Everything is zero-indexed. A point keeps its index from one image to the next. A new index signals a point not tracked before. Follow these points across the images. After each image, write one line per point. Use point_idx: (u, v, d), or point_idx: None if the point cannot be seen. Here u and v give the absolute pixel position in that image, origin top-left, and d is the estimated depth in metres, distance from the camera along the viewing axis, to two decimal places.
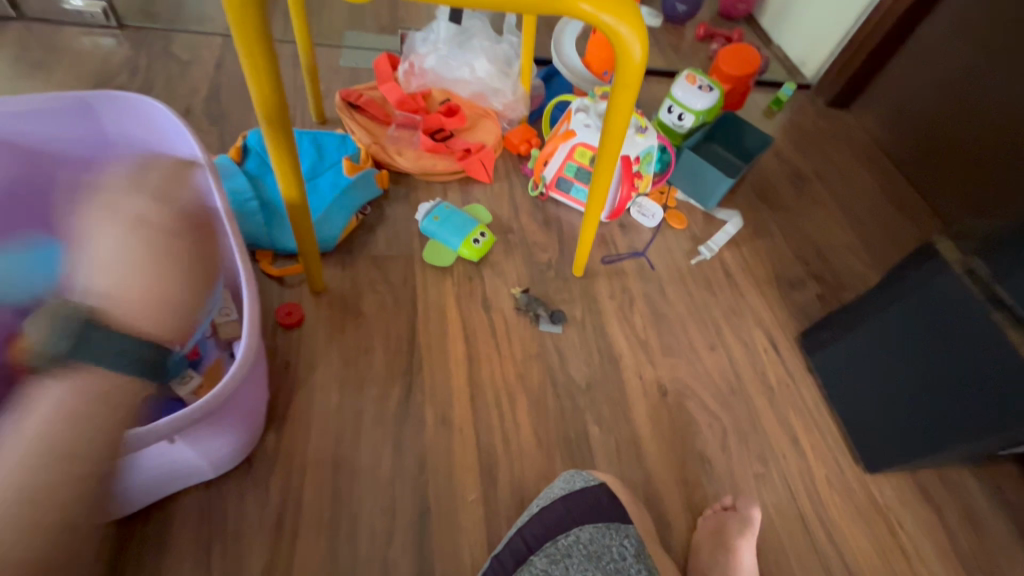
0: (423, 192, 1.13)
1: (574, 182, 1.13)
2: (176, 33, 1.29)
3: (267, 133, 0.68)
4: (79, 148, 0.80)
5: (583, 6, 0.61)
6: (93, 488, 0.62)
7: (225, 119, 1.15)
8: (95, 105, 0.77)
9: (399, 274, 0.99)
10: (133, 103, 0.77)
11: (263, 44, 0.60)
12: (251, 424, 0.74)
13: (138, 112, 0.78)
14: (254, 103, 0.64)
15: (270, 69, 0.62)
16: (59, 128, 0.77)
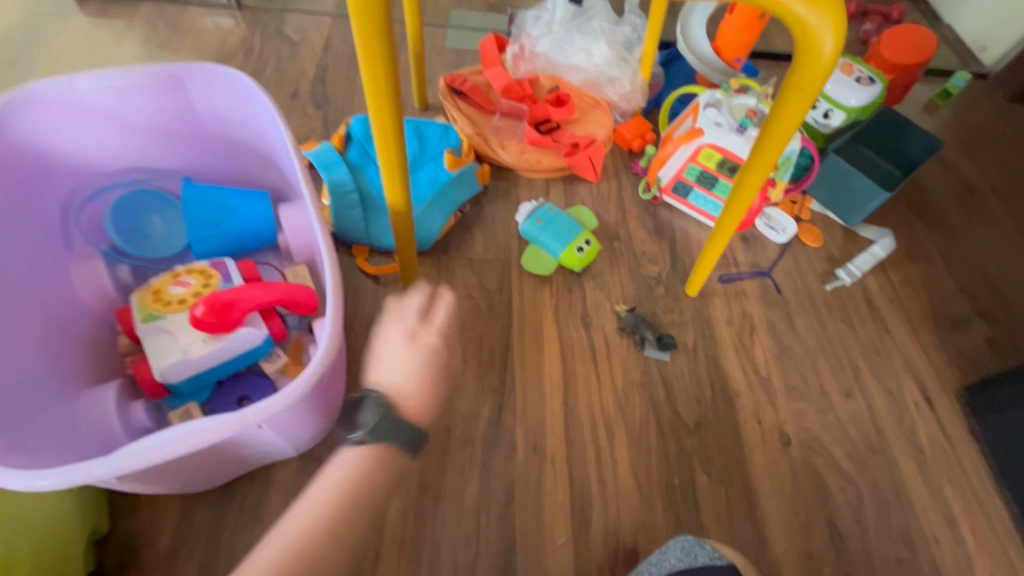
0: (524, 188, 1.05)
1: (693, 187, 1.00)
2: (288, 13, 1.28)
3: (376, 129, 0.62)
4: (166, 122, 0.80)
5: None
6: (180, 467, 0.61)
7: (330, 102, 1.13)
8: (180, 78, 0.75)
9: (495, 279, 0.92)
10: (218, 77, 0.75)
11: (382, 33, 0.53)
12: (328, 411, 0.71)
13: (223, 87, 0.76)
14: (367, 95, 0.59)
15: (387, 61, 0.55)
16: (143, 101, 0.76)
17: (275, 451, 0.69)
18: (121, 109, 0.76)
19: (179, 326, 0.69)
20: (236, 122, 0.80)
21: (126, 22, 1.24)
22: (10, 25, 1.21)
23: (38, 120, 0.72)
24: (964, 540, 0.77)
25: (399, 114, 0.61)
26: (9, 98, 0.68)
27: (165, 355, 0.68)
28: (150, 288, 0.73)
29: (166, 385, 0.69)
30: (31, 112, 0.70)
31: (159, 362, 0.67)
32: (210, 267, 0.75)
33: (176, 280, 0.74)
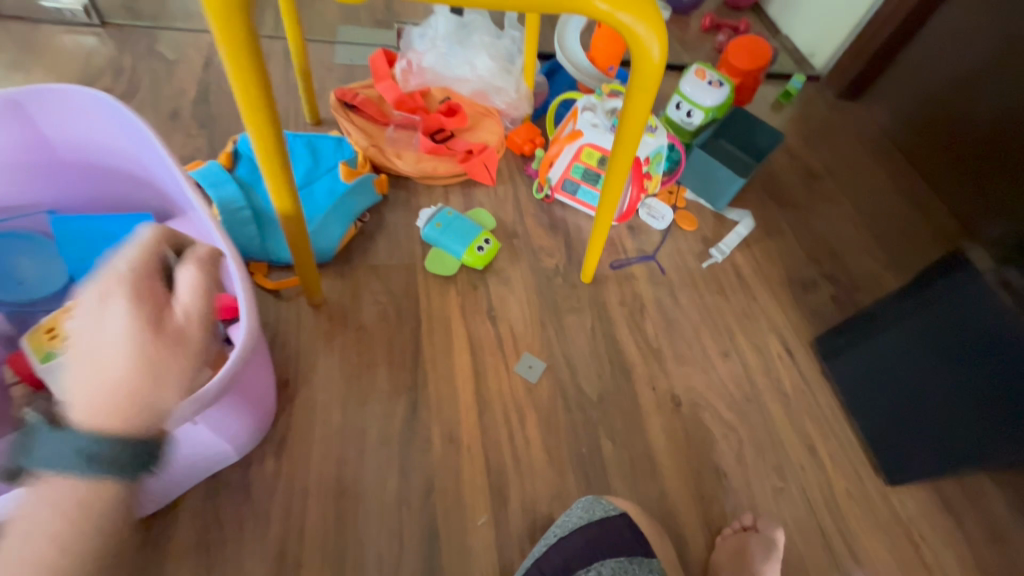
0: (424, 195, 1.09)
1: (580, 184, 1.08)
2: (161, 30, 1.23)
3: (255, 138, 0.62)
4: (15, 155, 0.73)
5: (599, 4, 0.56)
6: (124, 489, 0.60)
7: (215, 120, 1.10)
8: (24, 105, 0.69)
9: (401, 284, 0.95)
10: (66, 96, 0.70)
11: (247, 45, 0.54)
12: (258, 411, 0.70)
13: (72, 107, 0.71)
14: (240, 106, 0.59)
15: (256, 71, 0.56)
16: None
17: (208, 459, 0.67)
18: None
19: None
20: (98, 145, 0.75)
21: None
22: None
23: None
24: (825, 465, 0.90)
25: (277, 125, 0.62)
26: None
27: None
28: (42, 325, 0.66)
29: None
30: None
31: None
32: None
33: None
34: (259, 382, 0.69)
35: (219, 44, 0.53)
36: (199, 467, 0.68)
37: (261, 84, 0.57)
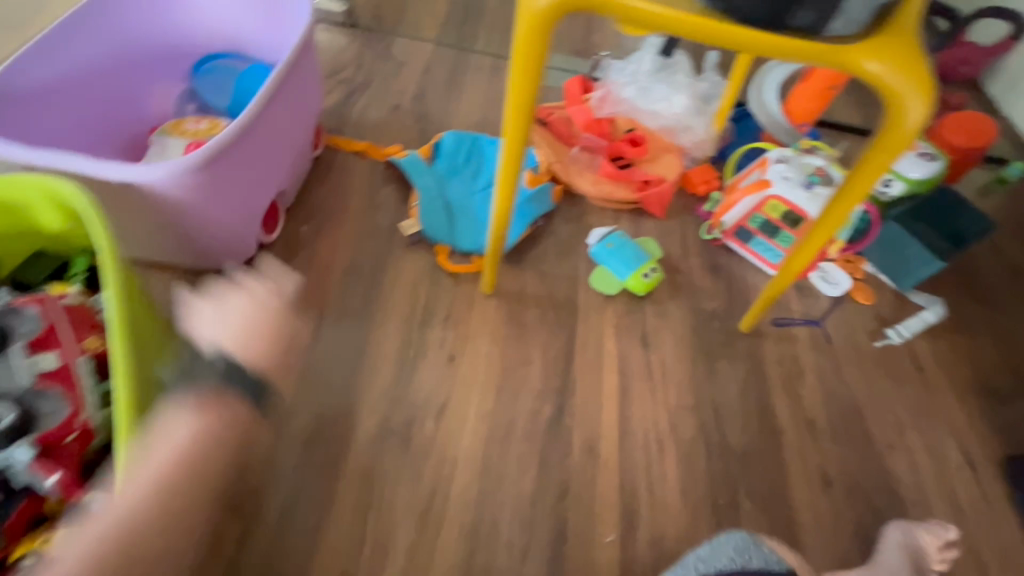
0: (595, 215, 1.14)
1: (755, 234, 1.07)
2: (396, 37, 1.42)
3: (505, 141, 0.70)
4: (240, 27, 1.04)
5: (868, 64, 0.56)
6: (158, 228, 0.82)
7: (426, 119, 1.24)
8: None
9: (563, 292, 1.00)
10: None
11: (533, 59, 0.61)
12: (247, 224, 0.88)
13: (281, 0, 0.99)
14: (507, 110, 0.67)
15: (531, 82, 0.64)
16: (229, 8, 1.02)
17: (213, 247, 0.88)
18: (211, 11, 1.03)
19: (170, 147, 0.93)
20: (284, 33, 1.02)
21: None
22: None
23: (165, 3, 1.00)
24: None
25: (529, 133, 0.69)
26: None
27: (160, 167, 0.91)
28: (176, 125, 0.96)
29: None
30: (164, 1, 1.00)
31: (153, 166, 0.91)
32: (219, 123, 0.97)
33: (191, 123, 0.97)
34: (275, 172, 0.92)
35: (515, 58, 0.62)
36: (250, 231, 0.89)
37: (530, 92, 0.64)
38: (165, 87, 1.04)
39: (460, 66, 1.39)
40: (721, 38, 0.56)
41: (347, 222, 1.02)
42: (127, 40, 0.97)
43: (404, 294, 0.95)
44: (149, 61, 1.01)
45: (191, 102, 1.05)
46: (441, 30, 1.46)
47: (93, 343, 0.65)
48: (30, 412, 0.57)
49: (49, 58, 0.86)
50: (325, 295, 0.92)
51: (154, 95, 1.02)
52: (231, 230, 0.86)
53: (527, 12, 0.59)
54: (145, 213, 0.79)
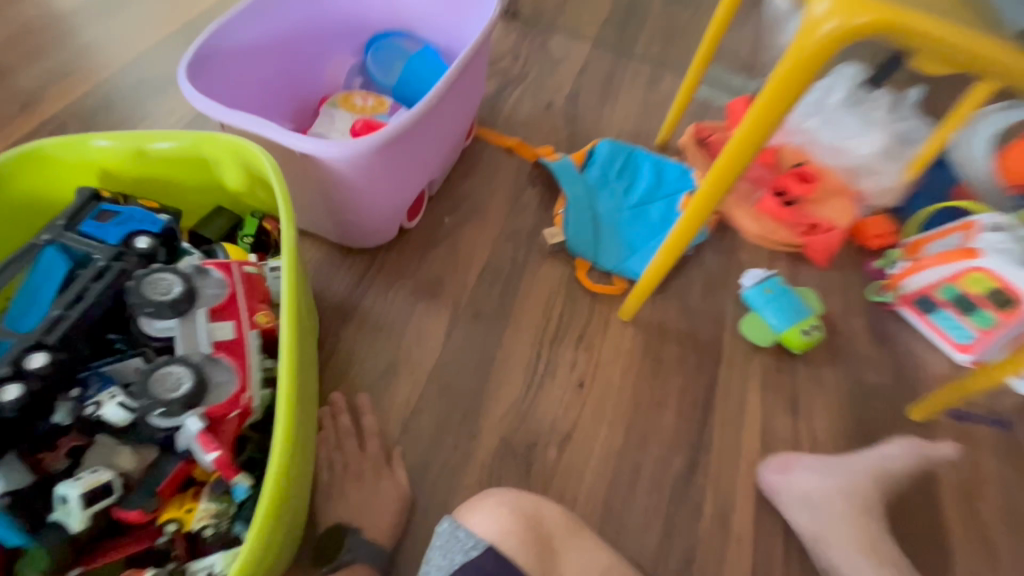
0: (749, 253, 1.03)
1: (941, 306, 0.93)
2: (555, 32, 1.37)
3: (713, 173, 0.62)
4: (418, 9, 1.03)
5: None
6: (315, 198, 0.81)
7: (578, 122, 1.19)
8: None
9: (707, 334, 0.91)
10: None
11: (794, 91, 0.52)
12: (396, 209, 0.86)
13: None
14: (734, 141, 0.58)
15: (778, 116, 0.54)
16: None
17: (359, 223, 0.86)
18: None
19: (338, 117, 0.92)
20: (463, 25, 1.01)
21: None
22: None
23: None
24: None
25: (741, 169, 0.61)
26: None
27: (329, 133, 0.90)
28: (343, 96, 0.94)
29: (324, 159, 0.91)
30: None
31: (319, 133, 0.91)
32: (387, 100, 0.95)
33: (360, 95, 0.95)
34: (428, 158, 0.89)
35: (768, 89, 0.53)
36: (396, 215, 0.87)
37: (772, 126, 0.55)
38: (341, 58, 1.04)
39: (617, 71, 1.32)
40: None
41: (490, 220, 0.99)
42: (322, 9, 0.98)
43: (539, 306, 0.90)
44: (332, 30, 1.01)
45: (360, 75, 1.06)
46: (602, 30, 1.39)
47: (264, 316, 0.67)
48: (205, 378, 0.58)
49: (252, 19, 0.87)
50: (462, 293, 0.89)
51: (330, 64, 1.03)
52: (381, 217, 0.84)
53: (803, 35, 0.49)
54: (310, 181, 0.77)
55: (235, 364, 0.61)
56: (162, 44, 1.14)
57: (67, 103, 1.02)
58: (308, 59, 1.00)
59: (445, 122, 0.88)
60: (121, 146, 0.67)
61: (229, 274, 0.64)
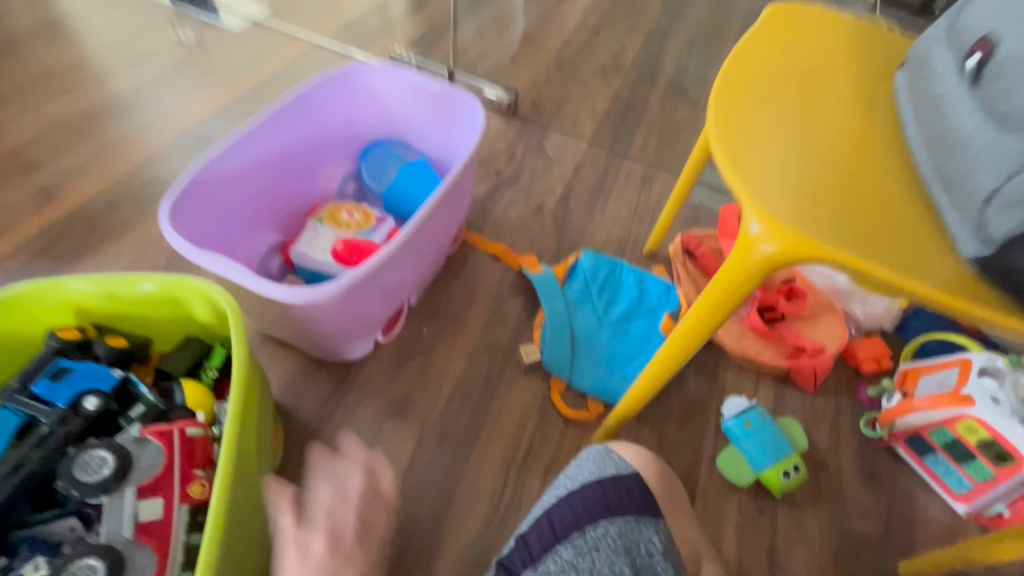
0: (733, 374, 1.00)
1: (935, 450, 0.88)
2: (551, 130, 1.41)
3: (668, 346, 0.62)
4: (409, 118, 1.07)
5: None
6: (289, 324, 0.85)
7: (566, 225, 1.20)
8: (436, 96, 1.02)
9: (681, 467, 0.88)
10: (459, 104, 1.00)
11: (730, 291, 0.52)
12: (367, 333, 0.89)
13: (458, 110, 1.01)
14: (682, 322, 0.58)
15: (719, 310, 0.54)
16: (406, 102, 1.05)
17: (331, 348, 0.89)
18: (388, 102, 1.06)
19: (323, 233, 0.97)
20: (452, 137, 1.05)
21: None
22: None
23: (351, 91, 1.04)
24: None
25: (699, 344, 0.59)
26: (344, 69, 1.01)
27: (312, 249, 0.95)
28: (330, 209, 1.01)
29: (303, 271, 0.96)
30: (348, 89, 1.04)
31: (301, 248, 0.95)
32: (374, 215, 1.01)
33: (348, 211, 1.01)
34: (405, 282, 0.92)
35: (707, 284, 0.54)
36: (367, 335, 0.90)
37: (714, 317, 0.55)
38: (337, 164, 1.09)
39: (611, 170, 1.33)
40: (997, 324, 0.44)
41: (467, 332, 0.99)
42: (321, 124, 1.04)
43: (510, 428, 0.88)
44: (327, 142, 1.06)
45: (352, 181, 1.11)
46: (598, 128, 1.42)
47: (199, 486, 0.66)
48: (119, 569, 0.57)
49: (252, 141, 0.93)
50: (432, 412, 0.89)
51: (325, 170, 1.08)
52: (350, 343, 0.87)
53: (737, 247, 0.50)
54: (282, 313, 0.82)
55: (155, 548, 0.60)
56: (175, 144, 1.22)
57: (81, 205, 1.09)
58: (304, 167, 1.05)
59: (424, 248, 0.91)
60: (97, 290, 0.70)
61: (169, 442, 0.65)
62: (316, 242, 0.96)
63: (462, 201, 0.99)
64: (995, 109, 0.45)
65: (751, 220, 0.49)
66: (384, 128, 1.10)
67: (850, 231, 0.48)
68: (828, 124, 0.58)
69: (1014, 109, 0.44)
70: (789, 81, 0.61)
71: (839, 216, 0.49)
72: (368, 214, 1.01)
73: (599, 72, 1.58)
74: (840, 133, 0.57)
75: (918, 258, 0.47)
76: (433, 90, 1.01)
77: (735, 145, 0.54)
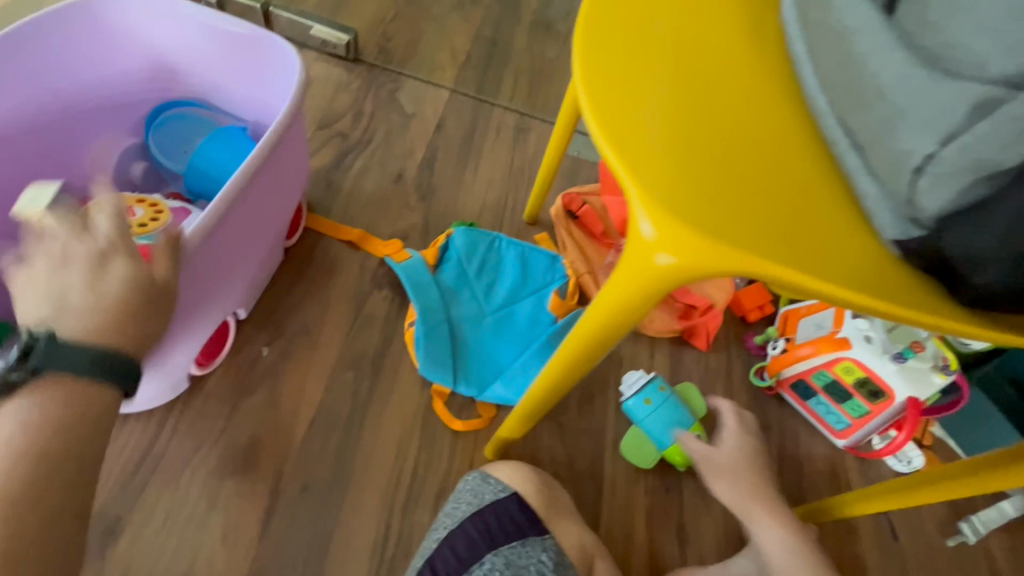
0: (628, 344, 0.93)
1: (817, 393, 0.89)
2: (405, 77, 1.19)
3: (558, 357, 0.51)
4: (197, 67, 0.80)
5: None
6: None
7: (434, 195, 1.03)
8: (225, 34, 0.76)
9: (585, 459, 0.81)
10: (258, 42, 0.75)
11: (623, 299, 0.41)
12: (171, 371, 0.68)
13: (259, 52, 0.76)
14: (571, 334, 0.47)
15: (613, 319, 0.43)
16: (188, 44, 0.78)
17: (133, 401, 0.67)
18: (162, 46, 0.78)
19: None
20: (261, 90, 0.80)
21: None
22: None
23: (98, 34, 0.74)
24: None
25: (592, 360, 0.48)
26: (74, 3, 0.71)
27: None
28: None
29: None
30: (89, 31, 0.73)
31: None
32: (165, 207, 0.76)
33: None
34: (224, 291, 0.69)
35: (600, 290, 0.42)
36: (182, 364, 0.70)
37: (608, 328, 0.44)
38: (109, 139, 0.81)
39: (479, 123, 1.15)
40: (935, 329, 0.35)
41: (323, 345, 0.80)
42: (67, 85, 0.75)
43: (389, 457, 0.74)
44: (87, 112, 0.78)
45: (141, 160, 0.83)
46: (460, 72, 1.22)
47: None
48: None
49: None
50: (287, 457, 0.72)
51: (91, 149, 0.79)
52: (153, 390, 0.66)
53: (629, 249, 0.38)
54: None
55: None
56: None
57: None
58: (55, 148, 0.76)
59: (241, 252, 0.69)
60: None
61: None
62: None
63: (294, 182, 0.77)
64: (921, 44, 0.35)
65: (640, 218, 0.37)
66: (168, 82, 0.82)
67: (762, 220, 0.37)
68: (719, 71, 0.46)
69: (946, 46, 0.34)
70: (670, 16, 0.48)
71: (746, 199, 0.38)
72: (157, 209, 0.74)
73: (455, 4, 1.36)
74: (734, 80, 0.46)
75: (839, 243, 0.38)
76: (219, 25, 0.75)
77: (612, 110, 0.41)
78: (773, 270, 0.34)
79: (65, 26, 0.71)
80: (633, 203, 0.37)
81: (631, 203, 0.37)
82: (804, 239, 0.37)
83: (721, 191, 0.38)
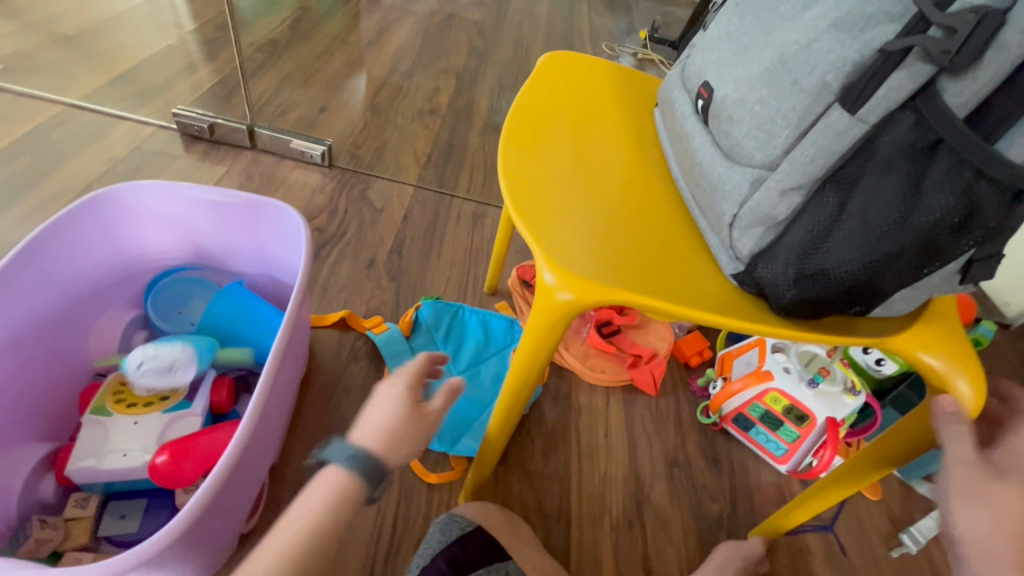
0: (585, 393, 1.04)
1: (755, 423, 1.00)
2: (375, 178, 1.36)
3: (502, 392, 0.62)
4: (193, 233, 0.89)
5: (928, 357, 0.52)
6: None
7: (403, 277, 1.16)
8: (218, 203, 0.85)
9: (553, 502, 0.89)
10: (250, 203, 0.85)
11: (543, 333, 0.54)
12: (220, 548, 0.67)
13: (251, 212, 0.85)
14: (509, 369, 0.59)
15: (537, 350, 0.56)
16: (183, 215, 0.86)
17: None
18: (156, 220, 0.86)
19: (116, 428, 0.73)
20: (254, 241, 0.89)
21: (225, 166, 1.29)
22: (112, 161, 1.24)
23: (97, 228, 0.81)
24: None
25: (529, 390, 0.60)
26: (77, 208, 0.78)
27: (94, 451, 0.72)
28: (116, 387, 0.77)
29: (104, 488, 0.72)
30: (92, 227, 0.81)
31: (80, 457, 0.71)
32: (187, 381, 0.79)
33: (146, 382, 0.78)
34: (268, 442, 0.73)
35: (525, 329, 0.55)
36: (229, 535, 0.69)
37: (534, 358, 0.57)
38: (111, 317, 0.87)
39: (440, 212, 1.32)
40: (758, 334, 0.49)
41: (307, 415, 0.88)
42: (73, 276, 0.81)
43: (370, 514, 0.80)
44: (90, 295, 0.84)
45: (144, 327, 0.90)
46: (422, 171, 1.41)
47: None
48: None
49: None
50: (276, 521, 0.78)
51: (93, 330, 0.85)
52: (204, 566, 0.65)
53: (540, 294, 0.52)
54: None
55: None
56: None
57: None
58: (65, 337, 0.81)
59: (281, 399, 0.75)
60: None
61: None
62: (109, 446, 0.72)
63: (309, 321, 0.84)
64: (721, 143, 0.53)
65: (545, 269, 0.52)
66: (160, 249, 0.90)
67: (630, 267, 0.52)
68: (603, 162, 0.63)
69: (735, 146, 0.51)
70: (568, 127, 0.66)
71: (621, 254, 0.54)
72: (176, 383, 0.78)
73: (415, 115, 1.58)
74: (614, 171, 0.63)
75: (687, 278, 0.53)
76: (212, 196, 0.84)
77: (525, 193, 0.57)
78: (641, 300, 0.49)
79: (71, 231, 0.78)
80: (539, 261, 0.52)
81: (537, 260, 0.52)
82: (662, 279, 0.52)
83: (603, 250, 0.54)
